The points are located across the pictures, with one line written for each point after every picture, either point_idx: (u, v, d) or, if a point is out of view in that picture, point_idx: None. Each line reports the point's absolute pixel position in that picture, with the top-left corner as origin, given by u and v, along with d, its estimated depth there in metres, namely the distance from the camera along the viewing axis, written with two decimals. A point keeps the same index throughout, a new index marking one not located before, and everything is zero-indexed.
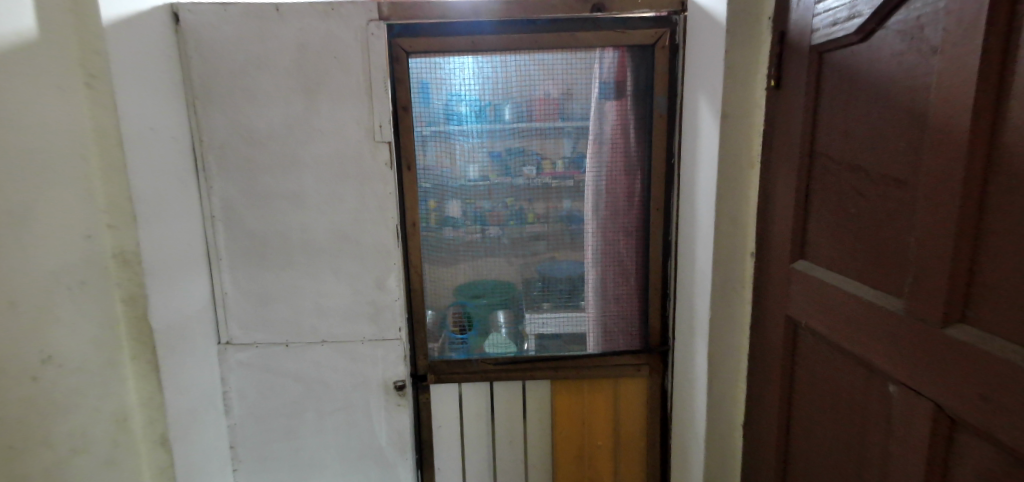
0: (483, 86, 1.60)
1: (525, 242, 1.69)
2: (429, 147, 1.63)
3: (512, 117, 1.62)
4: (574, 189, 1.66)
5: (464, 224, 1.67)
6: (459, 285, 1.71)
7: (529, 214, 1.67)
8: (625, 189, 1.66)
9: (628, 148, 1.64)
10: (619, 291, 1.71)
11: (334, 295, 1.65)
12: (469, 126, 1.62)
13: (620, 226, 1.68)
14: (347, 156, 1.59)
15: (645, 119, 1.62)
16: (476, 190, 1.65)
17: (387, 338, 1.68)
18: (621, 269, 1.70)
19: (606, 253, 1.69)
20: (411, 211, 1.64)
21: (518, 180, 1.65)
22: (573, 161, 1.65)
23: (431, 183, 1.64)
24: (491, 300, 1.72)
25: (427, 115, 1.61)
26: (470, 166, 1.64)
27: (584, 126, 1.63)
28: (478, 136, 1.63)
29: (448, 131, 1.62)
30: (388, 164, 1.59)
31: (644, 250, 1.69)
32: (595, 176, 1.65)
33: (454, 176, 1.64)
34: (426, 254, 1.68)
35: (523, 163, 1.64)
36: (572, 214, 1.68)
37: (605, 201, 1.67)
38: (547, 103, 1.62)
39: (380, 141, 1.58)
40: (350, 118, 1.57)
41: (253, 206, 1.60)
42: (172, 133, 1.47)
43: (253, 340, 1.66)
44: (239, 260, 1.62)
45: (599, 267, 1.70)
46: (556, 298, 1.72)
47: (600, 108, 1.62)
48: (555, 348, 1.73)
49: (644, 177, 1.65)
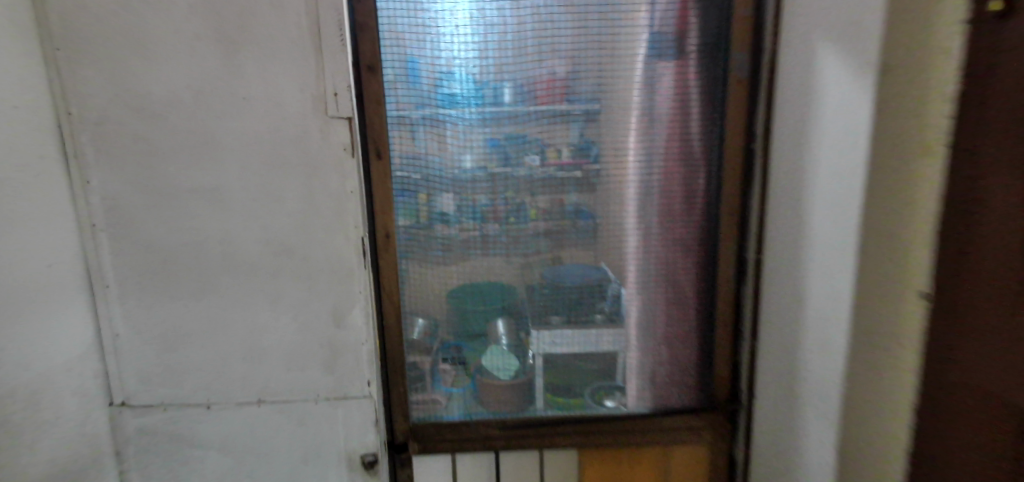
0: (484, 44, 1.15)
1: (527, 241, 1.23)
2: (410, 131, 1.16)
3: (508, 99, 1.16)
4: (610, 188, 1.20)
5: (457, 221, 1.20)
6: (453, 290, 1.24)
7: (523, 208, 1.21)
8: (683, 188, 1.20)
9: (688, 129, 1.17)
10: (672, 326, 1.26)
11: (274, 335, 1.16)
12: (463, 96, 1.16)
13: (677, 237, 1.22)
14: (287, 138, 1.09)
15: (722, 92, 1.16)
16: (475, 184, 1.19)
17: (349, 395, 1.19)
18: (673, 299, 1.25)
19: (654, 276, 1.24)
20: (382, 217, 1.18)
21: (519, 171, 1.19)
22: (609, 150, 1.19)
23: (416, 180, 1.18)
24: (477, 306, 1.25)
25: (402, 86, 1.15)
26: (463, 153, 1.18)
27: (611, 105, 1.17)
28: (463, 120, 1.16)
29: (432, 110, 1.16)
30: (346, 148, 1.10)
31: (710, 269, 1.23)
32: (641, 170, 1.20)
33: (440, 163, 1.18)
34: (408, 275, 1.23)
35: (522, 151, 1.18)
36: (601, 221, 1.22)
37: (656, 203, 1.21)
38: (553, 71, 1.16)
39: (334, 116, 1.09)
40: (289, 81, 1.08)
41: (150, 209, 1.10)
42: (14, 100, 0.98)
43: (158, 397, 1.18)
44: (134, 287, 1.13)
45: (647, 292, 1.25)
46: (567, 309, 1.25)
47: (645, 75, 1.16)
48: (569, 375, 1.27)
49: (711, 171, 1.19)
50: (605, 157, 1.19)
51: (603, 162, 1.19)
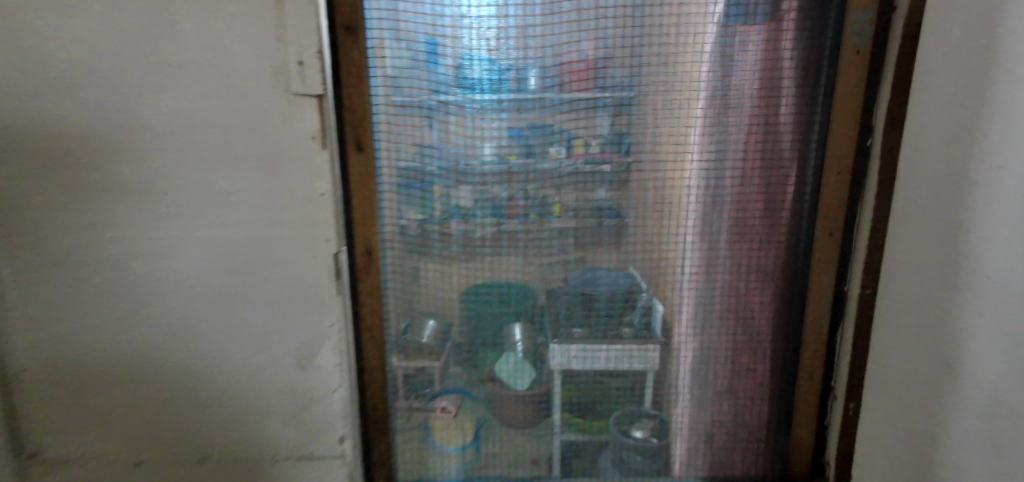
0: (505, 9, 0.90)
1: (547, 243, 0.99)
2: (411, 121, 0.92)
3: (532, 82, 0.93)
4: (663, 193, 0.95)
5: (474, 216, 0.97)
6: (467, 290, 1.01)
7: (546, 204, 0.97)
8: (763, 200, 0.93)
9: (776, 120, 0.90)
10: (739, 371, 0.99)
11: (219, 380, 0.89)
12: (478, 68, 0.93)
13: (752, 258, 0.95)
14: (237, 122, 0.81)
15: (830, 75, 0.87)
16: (492, 178, 0.96)
17: (317, 456, 0.92)
18: (740, 341, 0.98)
19: (718, 304, 0.98)
20: (364, 226, 0.91)
21: (541, 165, 0.97)
22: (658, 149, 0.94)
23: (415, 182, 0.94)
24: (484, 306, 1.02)
25: (399, 61, 0.90)
26: (480, 138, 0.95)
27: (666, 91, 0.92)
28: (473, 107, 0.94)
29: (434, 94, 0.93)
30: (315, 137, 0.83)
31: (796, 304, 0.94)
32: (706, 176, 0.93)
33: (451, 149, 0.95)
34: (394, 299, 0.97)
35: (545, 142, 0.96)
36: (634, 232, 0.97)
37: (727, 215, 0.94)
38: (590, 44, 0.91)
39: (299, 93, 0.81)
40: (241, 42, 0.79)
41: (49, 215, 0.81)
42: None
43: (69, 458, 0.89)
44: (30, 317, 0.84)
45: (705, 323, 0.99)
46: (595, 318, 1.04)
47: (715, 54, 0.90)
48: (590, 393, 1.05)
49: (806, 175, 0.91)
50: (655, 155, 0.94)
51: (655, 161, 0.94)
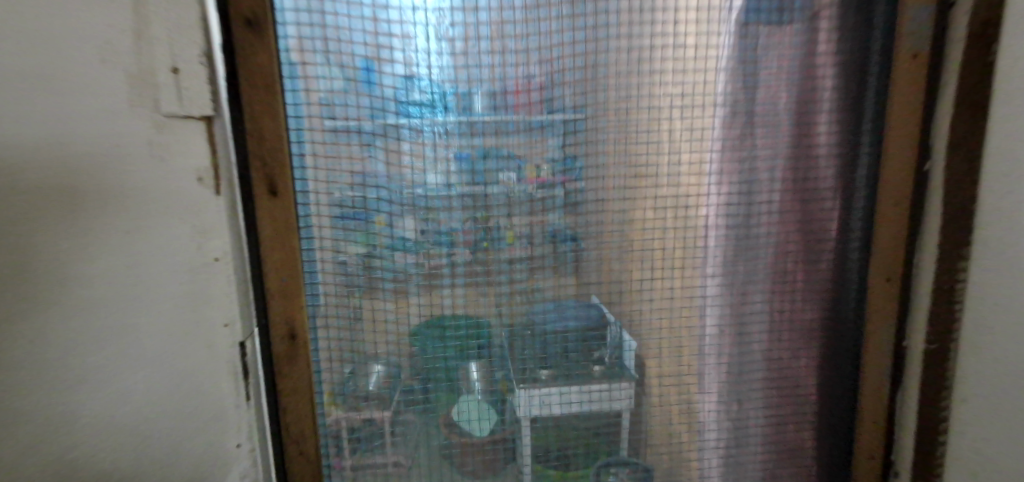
0: (472, 1, 0.68)
1: (517, 297, 0.75)
2: (347, 150, 0.68)
3: (480, 106, 0.70)
4: (634, 229, 0.74)
5: (419, 265, 0.72)
6: (418, 329, 0.74)
7: (492, 233, 0.73)
8: (801, 241, 0.75)
9: (813, 139, 0.73)
10: (775, 447, 0.81)
11: None
12: (429, 77, 0.69)
13: (789, 309, 0.77)
14: (56, 157, 0.50)
15: (880, 89, 0.69)
16: (447, 217, 0.72)
17: None
18: (779, 412, 0.80)
19: (750, 367, 0.79)
20: (280, 297, 0.65)
21: (492, 191, 0.72)
22: (627, 178, 0.73)
23: (359, 226, 0.69)
24: (430, 347, 0.75)
25: (326, 76, 0.66)
26: (433, 168, 0.71)
27: (676, 110, 0.72)
28: (432, 132, 0.70)
29: (364, 120, 0.68)
30: (202, 177, 0.58)
31: (846, 364, 0.76)
32: (717, 212, 0.75)
33: (394, 184, 0.70)
34: (330, 389, 0.72)
35: (495, 165, 0.72)
36: (613, 267, 0.75)
37: (758, 258, 0.76)
38: (570, 53, 0.70)
39: (172, 114, 0.56)
40: (72, 32, 0.51)
41: None
42: None
43: None
44: None
45: (734, 392, 0.80)
46: (564, 356, 0.78)
47: (736, 65, 0.72)
48: (562, 446, 0.80)
49: (855, 206, 0.73)
50: (625, 186, 0.73)
51: (625, 194, 0.73)
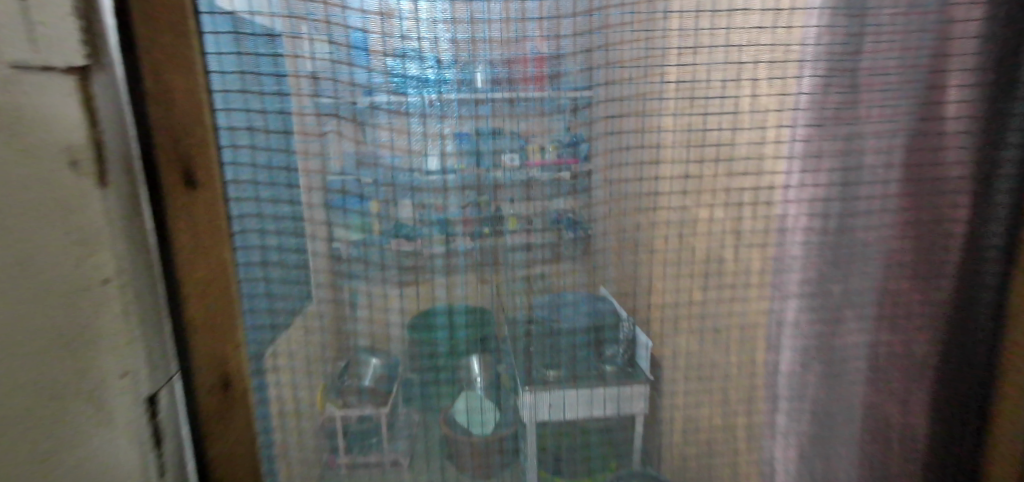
0: None
1: (520, 305, 0.60)
2: (303, 123, 0.48)
3: (481, 81, 0.52)
4: (668, 219, 0.58)
5: (404, 278, 0.54)
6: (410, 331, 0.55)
7: (496, 232, 0.55)
8: (921, 239, 0.58)
9: (943, 102, 0.55)
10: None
11: None
12: (417, 17, 0.50)
13: (903, 326, 0.60)
14: None
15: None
16: (436, 213, 0.53)
17: None
18: (881, 447, 0.64)
19: (842, 392, 0.63)
20: (202, 332, 0.47)
21: (494, 177, 0.54)
22: (664, 166, 0.58)
23: (356, 221, 0.51)
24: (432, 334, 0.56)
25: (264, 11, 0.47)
26: (426, 150, 0.51)
27: (740, 76, 0.55)
28: (422, 99, 0.50)
29: (318, 95, 0.48)
30: (77, 161, 0.37)
31: (975, 394, 0.59)
32: (783, 205, 0.58)
33: (370, 170, 0.51)
34: (282, 449, 0.54)
35: (495, 144, 0.53)
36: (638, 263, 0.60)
37: (864, 259, 0.59)
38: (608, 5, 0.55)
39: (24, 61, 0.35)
40: None
41: None
42: None
43: None
44: None
45: (820, 420, 0.65)
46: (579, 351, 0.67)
47: (836, 9, 0.54)
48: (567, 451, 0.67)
49: (995, 190, 0.56)
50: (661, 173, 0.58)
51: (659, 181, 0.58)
